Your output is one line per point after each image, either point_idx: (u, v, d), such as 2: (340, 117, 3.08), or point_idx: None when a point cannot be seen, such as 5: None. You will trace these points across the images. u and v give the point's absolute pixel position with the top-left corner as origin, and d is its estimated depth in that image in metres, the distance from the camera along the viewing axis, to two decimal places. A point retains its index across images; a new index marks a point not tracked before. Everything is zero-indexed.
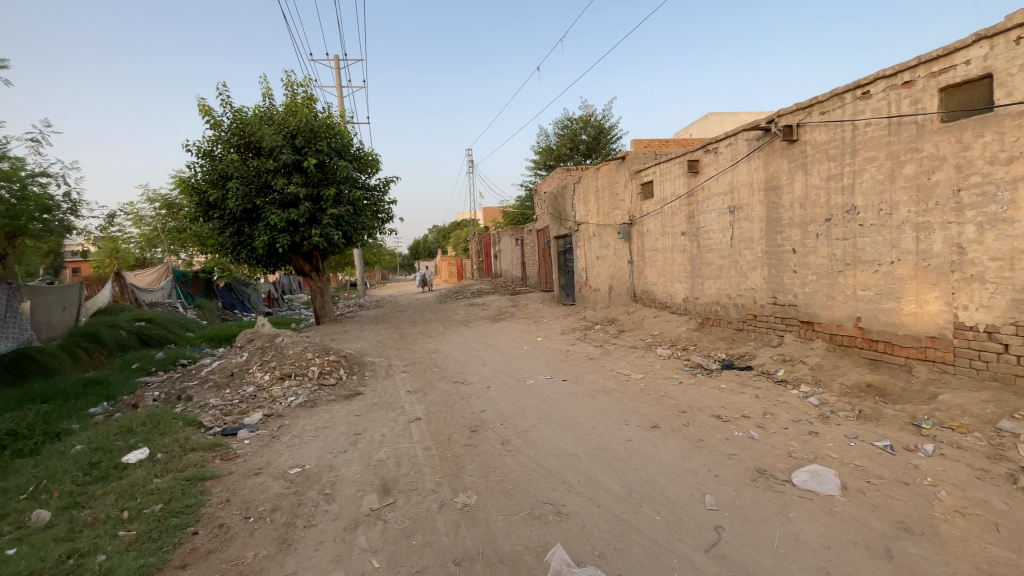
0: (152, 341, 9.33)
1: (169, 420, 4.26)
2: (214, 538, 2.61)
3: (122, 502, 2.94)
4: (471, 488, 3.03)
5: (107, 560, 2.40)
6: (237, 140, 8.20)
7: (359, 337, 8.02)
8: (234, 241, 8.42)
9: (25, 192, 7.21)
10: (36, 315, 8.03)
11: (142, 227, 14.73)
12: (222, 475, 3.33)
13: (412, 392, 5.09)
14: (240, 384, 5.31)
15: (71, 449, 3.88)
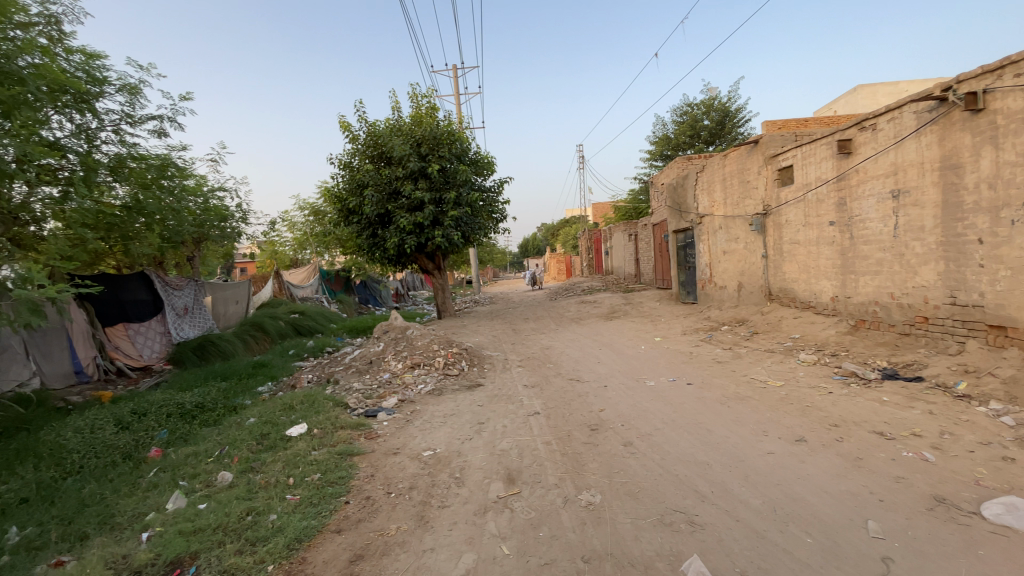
0: (304, 330, 10.69)
1: (321, 400, 4.82)
2: (362, 509, 2.88)
3: (288, 469, 3.38)
4: (595, 487, 2.97)
5: (279, 519, 2.76)
6: (372, 151, 9.03)
7: (476, 332, 8.37)
8: (370, 243, 9.29)
9: (208, 205, 8.70)
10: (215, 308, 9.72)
11: (295, 232, 16.94)
12: (366, 452, 3.68)
13: (530, 386, 5.17)
14: (377, 371, 5.86)
15: (247, 420, 4.59)
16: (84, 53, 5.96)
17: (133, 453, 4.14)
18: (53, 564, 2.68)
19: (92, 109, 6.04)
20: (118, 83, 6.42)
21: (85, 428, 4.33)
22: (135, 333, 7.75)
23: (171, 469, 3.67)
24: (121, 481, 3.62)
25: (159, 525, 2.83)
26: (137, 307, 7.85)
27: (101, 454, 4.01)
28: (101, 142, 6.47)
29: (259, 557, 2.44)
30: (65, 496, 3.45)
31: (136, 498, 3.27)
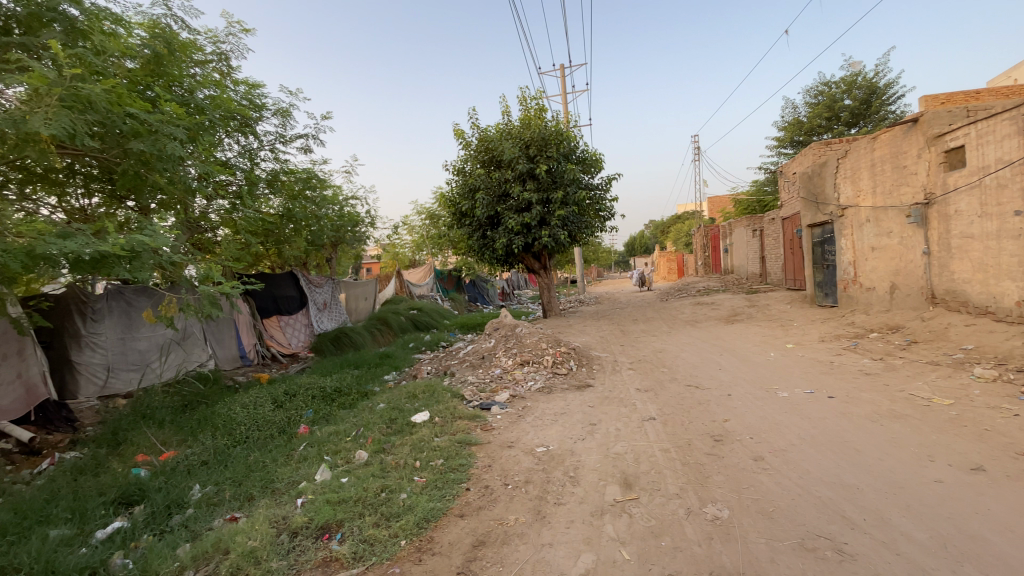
0: (421, 325, 11.47)
1: (441, 390, 5.14)
2: (482, 497, 3.01)
3: (415, 453, 3.65)
4: (721, 501, 2.78)
5: (409, 498, 3.00)
6: (483, 155, 9.39)
7: (583, 332, 8.31)
8: (480, 244, 9.68)
9: (344, 212, 9.73)
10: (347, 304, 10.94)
11: (414, 234, 18.28)
12: (483, 443, 3.84)
13: (644, 390, 5.00)
14: (490, 366, 6.09)
15: (377, 405, 5.04)
16: (247, 84, 6.98)
17: (286, 428, 4.76)
18: (230, 518, 3.17)
19: (253, 132, 7.06)
20: (273, 108, 7.43)
21: (250, 404, 5.07)
22: (285, 324, 8.94)
23: (317, 445, 4.16)
24: (278, 451, 4.18)
25: (310, 493, 3.23)
26: (287, 302, 9.05)
27: (262, 427, 4.68)
28: (261, 160, 7.55)
29: (394, 531, 2.67)
30: (237, 461, 4.08)
31: (291, 468, 3.76)
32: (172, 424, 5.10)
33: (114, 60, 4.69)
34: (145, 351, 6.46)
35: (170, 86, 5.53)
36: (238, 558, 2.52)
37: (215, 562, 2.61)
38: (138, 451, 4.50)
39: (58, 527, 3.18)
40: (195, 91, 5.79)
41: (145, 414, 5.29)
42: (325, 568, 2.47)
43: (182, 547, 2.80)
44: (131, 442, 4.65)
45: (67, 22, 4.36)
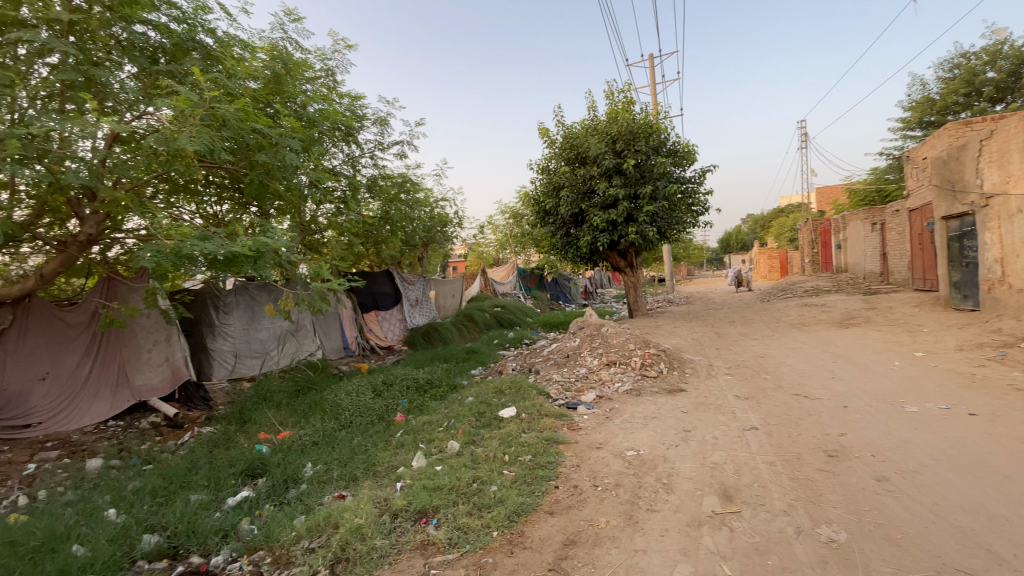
0: (505, 322, 11.68)
1: (527, 387, 5.20)
2: (571, 496, 3.00)
3: (505, 447, 3.73)
4: (837, 522, 2.53)
5: (500, 491, 3.07)
6: (568, 153, 9.33)
7: (674, 333, 7.96)
8: (564, 242, 9.64)
9: (435, 213, 10.21)
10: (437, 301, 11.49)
11: (498, 233, 18.66)
12: (570, 442, 3.83)
13: (743, 397, 4.69)
14: (575, 365, 6.06)
15: (466, 398, 5.22)
16: (350, 97, 7.54)
17: (384, 415, 5.10)
18: (338, 495, 3.45)
19: (355, 141, 7.62)
20: (372, 118, 7.96)
21: (352, 391, 5.50)
22: (382, 319, 9.57)
23: (412, 433, 4.40)
24: (378, 437, 4.49)
25: (408, 478, 3.42)
26: (383, 298, 9.68)
27: (363, 414, 5.05)
28: (362, 166, 8.13)
29: (486, 521, 2.75)
30: (342, 443, 4.44)
31: (389, 453, 4.02)
32: (288, 407, 5.67)
33: (241, 81, 5.30)
34: (265, 340, 7.24)
35: (286, 102, 6.14)
36: (346, 533, 2.74)
37: (325, 534, 2.87)
38: (260, 429, 5.07)
39: (199, 491, 3.68)
40: (306, 105, 6.37)
41: (265, 397, 5.94)
42: (423, 550, 2.61)
43: (298, 519, 3.10)
44: (254, 421, 5.25)
45: (203, 49, 5.09)
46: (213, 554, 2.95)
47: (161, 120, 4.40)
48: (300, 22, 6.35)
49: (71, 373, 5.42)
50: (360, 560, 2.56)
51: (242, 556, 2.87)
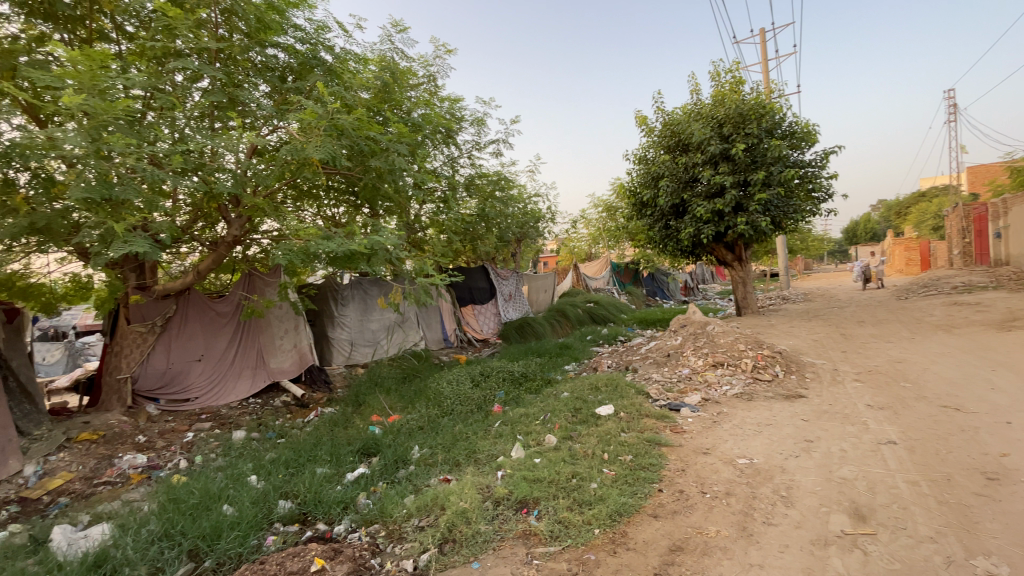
0: (598, 318, 11.48)
1: (625, 386, 5.08)
2: (676, 501, 2.88)
3: (604, 445, 3.68)
4: (999, 555, 2.17)
5: (600, 489, 3.03)
6: (668, 141, 8.91)
7: (789, 333, 7.28)
8: (663, 235, 9.24)
9: (528, 209, 10.34)
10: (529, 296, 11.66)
11: (591, 228, 18.41)
12: (674, 445, 3.68)
13: (875, 407, 4.17)
14: (677, 365, 5.80)
15: (562, 393, 5.23)
16: (450, 100, 7.87)
17: (483, 406, 5.28)
18: (443, 479, 3.65)
19: (455, 142, 7.96)
20: (471, 118, 8.24)
21: (453, 381, 5.76)
22: (478, 312, 9.91)
23: (510, 424, 4.51)
24: (478, 426, 4.66)
25: (508, 467, 3.51)
26: (480, 292, 10.02)
27: (463, 403, 5.27)
28: (461, 166, 8.46)
29: (587, 518, 2.73)
30: (445, 430, 4.67)
31: (490, 442, 4.16)
32: (395, 393, 6.10)
33: (356, 91, 5.76)
34: (375, 330, 7.85)
35: (394, 109, 6.57)
36: (453, 515, 2.88)
37: (434, 515, 3.05)
38: (372, 412, 5.50)
39: (323, 465, 4.09)
40: (412, 110, 6.76)
41: (376, 383, 6.44)
42: (525, 540, 2.67)
43: (408, 498, 3.33)
44: (367, 405, 5.72)
45: (325, 66, 5.60)
46: (336, 523, 3.26)
47: (290, 133, 4.93)
48: (406, 33, 6.74)
49: (220, 355, 6.24)
50: (466, 543, 2.68)
51: (360, 527, 3.14)
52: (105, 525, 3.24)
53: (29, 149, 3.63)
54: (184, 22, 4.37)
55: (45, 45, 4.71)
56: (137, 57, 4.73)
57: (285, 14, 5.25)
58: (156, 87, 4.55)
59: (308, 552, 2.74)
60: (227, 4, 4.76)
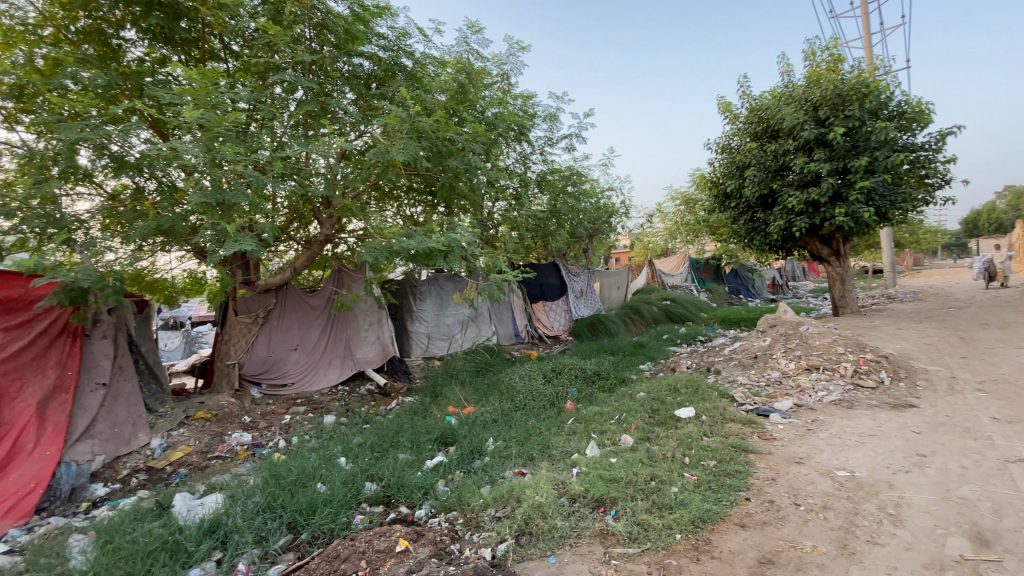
0: (675, 317, 11.05)
1: (706, 388, 4.85)
2: (766, 512, 2.71)
3: (684, 448, 3.55)
4: None
5: (681, 493, 2.93)
6: (755, 127, 8.37)
7: (896, 336, 6.58)
8: (748, 228, 8.71)
9: (600, 204, 10.20)
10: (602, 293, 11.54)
11: (667, 222, 17.78)
12: (763, 452, 3.47)
13: (1005, 422, 3.67)
14: (764, 368, 5.45)
15: (638, 393, 5.10)
16: (523, 97, 7.93)
17: (555, 402, 5.28)
18: (518, 472, 3.70)
19: (528, 139, 8.01)
20: (544, 114, 8.25)
21: (525, 376, 5.81)
22: (550, 309, 9.92)
23: (584, 422, 4.47)
24: (551, 422, 4.67)
25: (583, 465, 3.49)
26: (551, 289, 10.03)
27: (537, 398, 5.31)
28: (533, 162, 8.51)
29: (668, 522, 2.65)
30: (518, 424, 4.73)
31: (563, 438, 4.15)
32: (470, 385, 6.27)
33: (434, 94, 5.97)
34: (450, 325, 8.12)
35: (469, 109, 6.73)
36: (529, 508, 2.92)
37: (510, 506, 3.10)
38: (449, 403, 5.70)
39: (405, 452, 4.30)
40: (486, 109, 6.89)
41: (451, 375, 6.67)
42: (603, 539, 2.65)
43: (485, 488, 3.41)
44: (444, 396, 5.94)
45: (405, 71, 5.85)
46: (417, 507, 3.42)
47: (374, 137, 5.23)
48: (481, 33, 6.87)
49: (312, 345, 6.76)
50: (543, 537, 2.70)
51: (439, 513, 3.26)
52: (218, 495, 3.63)
53: (157, 159, 4.14)
54: (282, 38, 4.77)
55: (166, 66, 5.33)
56: (243, 74, 5.23)
57: (369, 24, 5.56)
58: (259, 100, 4.99)
59: (393, 533, 2.90)
60: (319, 19, 5.12)
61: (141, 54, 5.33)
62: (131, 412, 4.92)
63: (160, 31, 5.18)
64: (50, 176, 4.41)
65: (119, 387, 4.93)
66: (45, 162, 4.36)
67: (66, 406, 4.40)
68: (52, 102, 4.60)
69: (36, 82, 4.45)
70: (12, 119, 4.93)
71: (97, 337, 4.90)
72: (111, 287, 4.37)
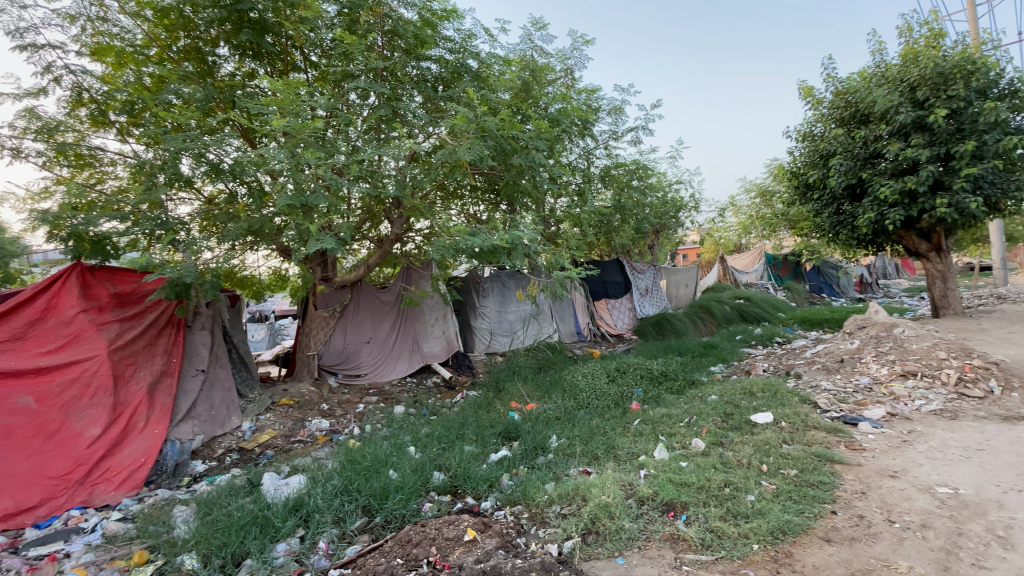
0: (749, 317, 10.48)
1: (785, 393, 4.58)
2: (855, 527, 2.53)
3: (761, 455, 3.38)
4: None
5: (758, 502, 2.80)
6: (842, 112, 7.75)
7: (1010, 341, 5.87)
8: (834, 222, 8.10)
9: (666, 199, 9.90)
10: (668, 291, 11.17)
11: (741, 217, 16.91)
12: (850, 463, 3.23)
13: None
14: (851, 373, 5.06)
15: (709, 396, 4.90)
16: (587, 91, 7.84)
17: (620, 402, 5.19)
18: (583, 470, 3.68)
19: (592, 134, 7.92)
20: (608, 108, 8.10)
21: (589, 374, 5.75)
22: (613, 307, 9.76)
23: (651, 424, 4.36)
24: (616, 422, 4.60)
25: (652, 467, 3.41)
26: (614, 286, 9.87)
27: (601, 397, 5.24)
28: (597, 157, 8.39)
29: (743, 531, 2.54)
30: (582, 423, 4.70)
31: (629, 439, 4.08)
32: (533, 382, 6.31)
33: (498, 93, 6.05)
34: (513, 321, 8.21)
35: (533, 106, 6.75)
36: (596, 508, 2.90)
37: (576, 504, 3.10)
38: (512, 399, 5.77)
39: (471, 444, 4.40)
40: (550, 106, 6.88)
41: (514, 371, 6.74)
42: (673, 543, 2.59)
43: (549, 484, 3.42)
44: (508, 391, 6.02)
45: (470, 71, 5.97)
46: (483, 499, 3.50)
47: (441, 138, 5.38)
48: (545, 29, 6.85)
49: (383, 339, 7.08)
50: (610, 537, 2.68)
51: (505, 506, 3.31)
52: (300, 476, 3.91)
53: (247, 164, 4.51)
54: (357, 47, 5.02)
55: (254, 78, 5.78)
56: (323, 83, 5.57)
57: (437, 28, 5.71)
58: (336, 107, 5.30)
59: (461, 522, 2.98)
60: (391, 26, 5.35)
61: (232, 69, 5.82)
62: (225, 397, 5.41)
63: (249, 47, 5.62)
64: (157, 183, 4.92)
65: (215, 373, 5.44)
66: (153, 170, 4.82)
67: (172, 389, 4.90)
68: (158, 116, 5.12)
69: (146, 98, 4.98)
70: (125, 132, 5.58)
71: (197, 328, 5.43)
72: (210, 283, 4.81)
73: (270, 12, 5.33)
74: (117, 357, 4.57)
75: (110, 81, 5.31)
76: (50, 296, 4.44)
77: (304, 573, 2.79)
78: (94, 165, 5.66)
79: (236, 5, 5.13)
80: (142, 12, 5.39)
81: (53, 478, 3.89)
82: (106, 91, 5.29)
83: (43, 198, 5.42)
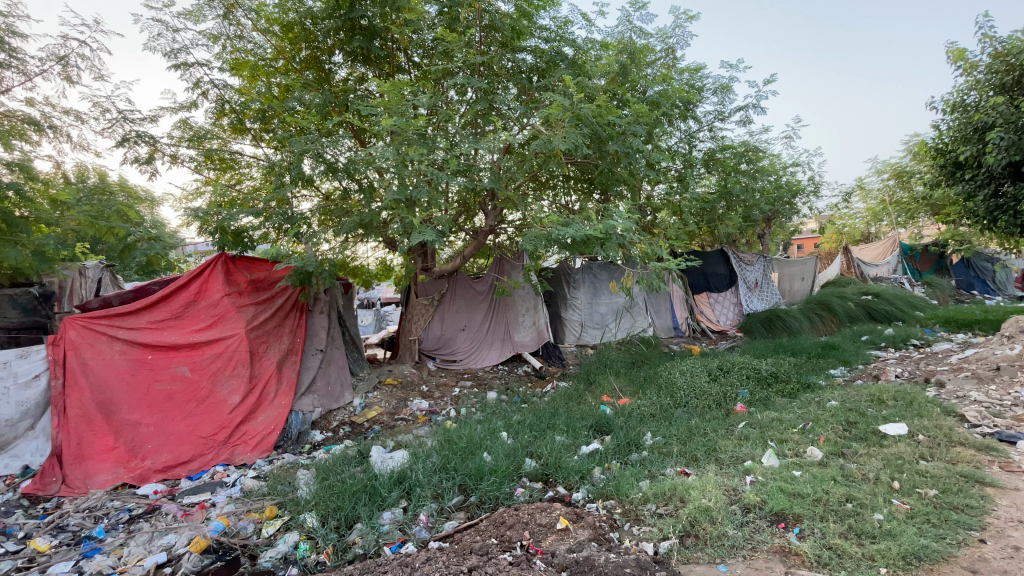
0: (878, 315, 9.29)
1: (924, 403, 4.01)
2: (1009, 560, 2.18)
3: (891, 470, 3.01)
4: None
5: (886, 522, 2.50)
6: (1005, 77, 6.51)
7: None
8: (990, 206, 6.93)
9: (778, 184, 9.09)
10: (782, 285, 10.60)
11: (870, 201, 15.03)
12: (1007, 488, 2.77)
13: None
14: (1010, 384, 4.32)
15: (828, 402, 4.44)
16: (690, 71, 7.41)
17: (723, 403, 4.88)
18: (681, 471, 3.54)
19: (694, 116, 7.47)
20: (714, 87, 7.57)
21: (688, 371, 5.47)
22: (715, 301, 9.20)
23: (759, 428, 4.05)
24: (717, 423, 4.33)
25: (759, 474, 3.19)
26: (716, 279, 9.28)
27: (701, 396, 4.97)
28: (700, 141, 7.94)
29: (869, 552, 2.30)
30: (679, 421, 4.50)
31: (734, 442, 3.82)
32: (625, 375, 6.18)
33: (595, 78, 5.93)
34: (605, 314, 8.10)
35: (631, 90, 6.52)
36: (695, 510, 2.77)
37: (672, 505, 2.99)
38: (604, 392, 5.69)
39: (562, 434, 4.40)
40: (649, 88, 6.59)
41: (606, 364, 6.65)
42: (783, 557, 2.41)
43: (644, 482, 3.32)
44: (599, 384, 5.95)
45: (566, 59, 5.92)
46: (575, 489, 3.49)
47: (536, 128, 5.41)
48: (645, 9, 6.55)
49: (477, 327, 7.35)
50: (711, 542, 2.55)
51: (597, 499, 3.28)
52: (403, 451, 4.19)
53: (359, 162, 4.87)
54: (456, 44, 5.15)
55: (364, 82, 6.21)
56: (427, 80, 5.85)
57: (533, 18, 5.72)
58: (438, 104, 5.55)
59: (554, 510, 3.01)
60: (488, 21, 5.40)
61: (346, 75, 6.31)
62: (340, 374, 5.97)
63: (360, 53, 6.03)
64: (284, 181, 5.48)
65: (332, 353, 6.02)
66: (281, 171, 5.41)
67: (296, 365, 5.51)
68: (285, 121, 5.70)
69: (274, 106, 5.57)
70: (257, 137, 6.33)
71: (317, 311, 6.04)
72: (327, 271, 5.30)
73: (379, 17, 5.68)
74: (253, 336, 5.22)
75: (245, 92, 6.04)
76: (202, 280, 5.18)
77: (407, 542, 3.00)
78: (234, 168, 6.50)
79: (349, 13, 5.52)
80: (271, 28, 6.03)
81: (202, 438, 4.60)
82: (243, 101, 6.00)
83: (195, 197, 6.33)
